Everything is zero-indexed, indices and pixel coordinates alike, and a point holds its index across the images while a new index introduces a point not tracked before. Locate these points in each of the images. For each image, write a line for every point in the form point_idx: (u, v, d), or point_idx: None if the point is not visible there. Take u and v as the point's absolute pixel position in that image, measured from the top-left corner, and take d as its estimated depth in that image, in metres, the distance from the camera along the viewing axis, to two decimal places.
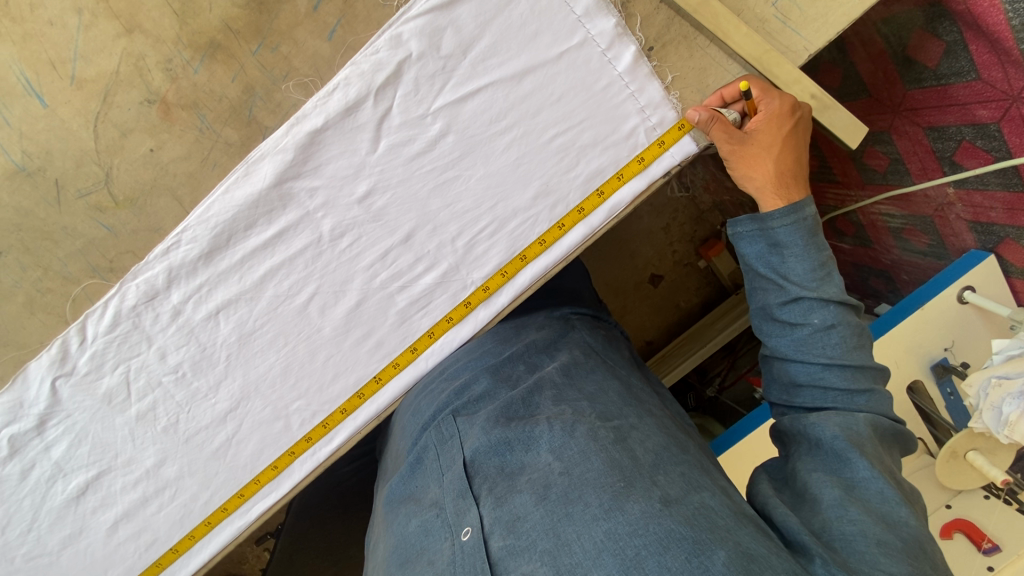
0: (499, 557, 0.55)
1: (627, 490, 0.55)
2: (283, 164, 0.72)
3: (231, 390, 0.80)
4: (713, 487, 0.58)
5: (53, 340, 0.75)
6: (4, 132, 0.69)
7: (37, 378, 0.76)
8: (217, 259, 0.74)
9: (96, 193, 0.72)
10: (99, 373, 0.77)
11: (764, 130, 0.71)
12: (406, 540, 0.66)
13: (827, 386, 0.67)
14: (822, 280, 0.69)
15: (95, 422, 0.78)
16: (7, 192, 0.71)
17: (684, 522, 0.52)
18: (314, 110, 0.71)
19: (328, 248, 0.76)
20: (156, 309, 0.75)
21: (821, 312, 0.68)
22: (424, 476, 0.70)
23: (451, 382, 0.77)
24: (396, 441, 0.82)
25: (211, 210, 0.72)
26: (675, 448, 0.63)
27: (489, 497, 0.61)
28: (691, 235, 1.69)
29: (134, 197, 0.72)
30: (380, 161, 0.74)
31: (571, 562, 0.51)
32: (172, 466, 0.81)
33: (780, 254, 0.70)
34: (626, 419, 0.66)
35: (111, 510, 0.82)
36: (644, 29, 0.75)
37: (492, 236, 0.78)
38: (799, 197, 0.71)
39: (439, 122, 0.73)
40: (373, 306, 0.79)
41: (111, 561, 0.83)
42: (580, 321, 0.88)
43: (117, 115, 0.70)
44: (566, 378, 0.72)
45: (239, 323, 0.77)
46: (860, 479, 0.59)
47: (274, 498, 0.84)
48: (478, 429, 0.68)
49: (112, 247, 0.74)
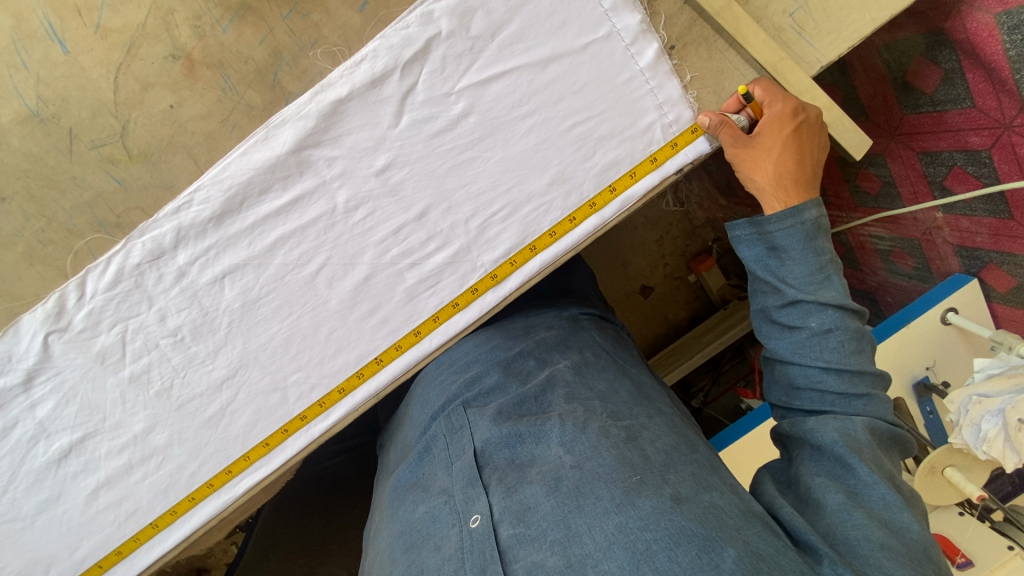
0: (508, 545, 0.55)
1: (639, 487, 0.56)
2: (303, 131, 0.72)
3: (230, 357, 0.78)
4: (722, 486, 0.59)
5: (50, 293, 0.73)
6: (20, 76, 0.68)
7: (29, 332, 0.73)
8: (229, 222, 0.73)
9: (110, 145, 0.70)
10: (95, 331, 0.74)
11: (763, 134, 0.73)
12: (411, 526, 0.64)
13: (825, 389, 0.68)
14: (821, 285, 0.70)
15: (85, 381, 0.76)
16: (17, 137, 0.69)
17: (695, 520, 0.52)
18: (339, 80, 0.71)
19: (342, 220, 0.76)
20: (161, 269, 0.74)
21: (819, 316, 0.69)
22: (432, 465, 0.70)
23: (461, 374, 0.78)
24: (404, 433, 0.81)
25: (227, 171, 0.71)
26: (685, 448, 0.64)
27: (499, 487, 0.61)
28: (683, 250, 1.72)
29: (148, 152, 0.71)
30: (401, 135, 0.74)
31: (582, 553, 0.51)
32: (162, 433, 0.79)
33: (779, 258, 0.72)
34: (636, 419, 0.67)
35: (93, 475, 0.79)
36: (667, 28, 0.77)
37: (505, 219, 0.79)
38: (797, 200, 0.72)
39: (462, 101, 0.74)
40: (382, 282, 0.79)
41: (87, 530, 0.80)
42: (589, 320, 0.89)
43: (139, 68, 0.69)
44: (577, 376, 0.72)
45: (244, 289, 0.76)
46: (863, 485, 0.60)
47: (263, 473, 0.82)
48: (488, 421, 0.68)
49: (121, 202, 0.72)
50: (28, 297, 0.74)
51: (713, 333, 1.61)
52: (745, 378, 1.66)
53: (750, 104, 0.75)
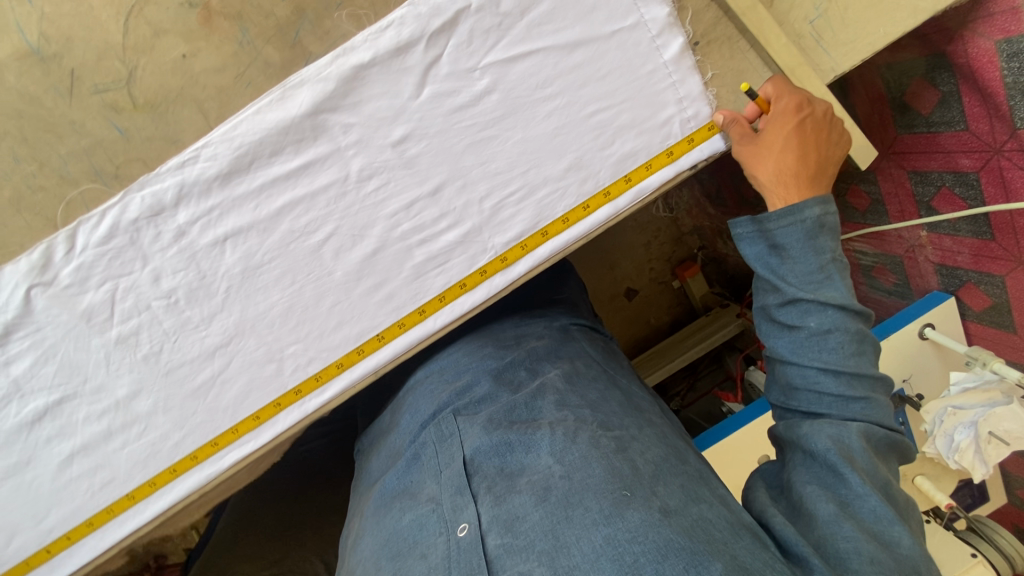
0: (495, 555, 0.58)
1: (628, 498, 0.58)
2: (321, 94, 0.69)
3: (225, 324, 0.75)
4: (711, 498, 0.61)
5: (36, 244, 0.69)
6: (22, 10, 0.64)
7: (9, 283, 0.69)
8: (235, 182, 0.71)
9: (113, 91, 0.67)
10: (83, 288, 0.70)
11: (767, 129, 0.74)
12: (398, 533, 0.68)
13: (822, 391, 0.69)
14: (820, 284, 0.70)
15: (68, 340, 0.72)
16: (14, 75, 0.66)
17: (682, 533, 0.54)
18: (363, 44, 0.69)
19: (353, 189, 0.74)
20: (159, 227, 0.70)
21: (817, 316, 0.69)
22: (421, 472, 0.75)
23: (453, 383, 0.84)
24: (392, 440, 0.87)
25: (240, 128, 0.69)
26: (675, 458, 0.66)
27: (488, 496, 0.64)
28: (668, 255, 1.75)
29: (155, 102, 0.68)
30: (421, 107, 0.72)
31: (569, 564, 0.53)
32: (146, 400, 0.75)
33: (779, 256, 0.73)
34: (626, 430, 0.69)
35: (68, 441, 0.75)
36: (694, 23, 0.78)
37: (520, 202, 0.78)
38: (797, 196, 0.71)
39: (486, 78, 0.73)
40: (390, 257, 0.77)
41: (57, 499, 0.76)
42: (579, 332, 0.94)
43: (153, 12, 0.66)
44: (567, 385, 0.77)
45: (246, 254, 0.73)
46: (854, 496, 0.61)
47: (252, 447, 0.79)
48: (478, 430, 0.72)
49: (122, 152, 0.69)
50: (13, 248, 0.70)
51: (693, 339, 1.64)
52: (721, 384, 1.70)
53: (757, 100, 0.76)
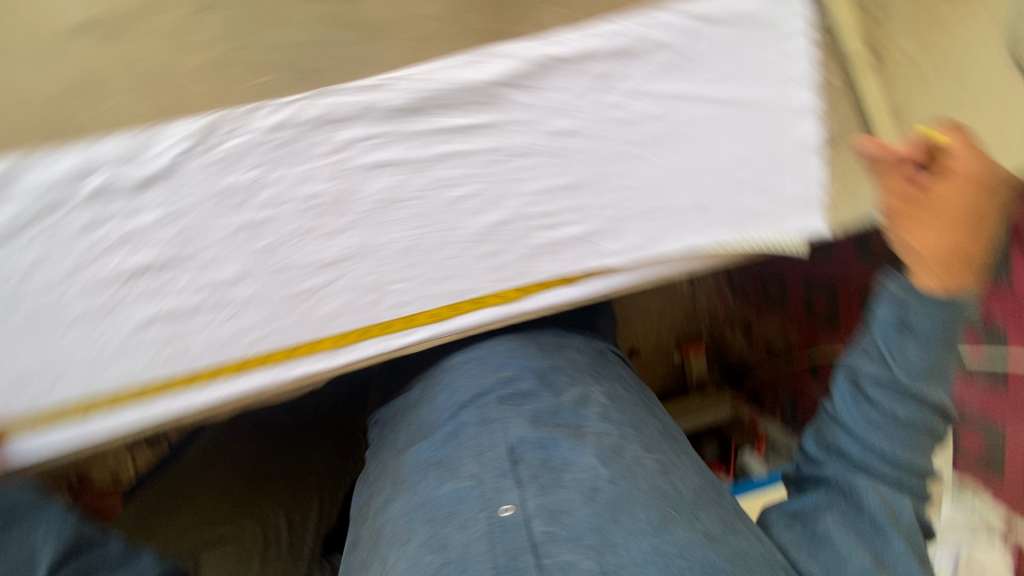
0: (540, 539, 0.64)
1: (673, 516, 0.68)
2: (509, 69, 0.73)
3: (349, 241, 0.78)
4: (746, 531, 0.71)
5: (207, 113, 0.72)
6: None
7: (168, 140, 0.71)
8: (409, 119, 0.74)
9: (336, 5, 0.72)
10: (234, 166, 0.73)
11: (944, 196, 0.69)
12: (432, 501, 0.74)
13: (886, 466, 0.69)
14: (934, 374, 0.67)
15: (201, 209, 0.74)
16: None
17: (725, 556, 0.64)
18: (560, 40, 0.73)
19: (505, 161, 0.79)
20: (324, 137, 0.74)
21: (914, 401, 0.67)
22: (460, 449, 0.79)
23: (495, 372, 0.90)
24: (420, 411, 0.91)
25: (429, 71, 0.72)
26: (711, 490, 0.77)
27: (533, 485, 0.71)
28: (677, 329, 1.82)
29: (368, 26, 0.73)
30: (588, 110, 0.77)
31: (617, 562, 0.61)
32: (247, 287, 0.78)
33: (908, 335, 0.67)
34: (667, 457, 0.79)
35: (157, 303, 0.77)
36: (844, 118, 0.81)
37: (641, 219, 0.85)
38: (957, 283, 0.66)
39: (653, 104, 0.78)
40: (515, 230, 0.83)
41: (126, 353, 0.79)
42: (615, 357, 1.04)
43: None
44: (611, 403, 0.86)
45: (392, 185, 0.77)
46: (895, 555, 0.65)
47: (325, 364, 0.85)
48: (524, 423, 0.80)
49: (317, 58, 0.72)
50: (192, 109, 0.72)
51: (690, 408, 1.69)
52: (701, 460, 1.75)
53: (936, 152, 0.71)
